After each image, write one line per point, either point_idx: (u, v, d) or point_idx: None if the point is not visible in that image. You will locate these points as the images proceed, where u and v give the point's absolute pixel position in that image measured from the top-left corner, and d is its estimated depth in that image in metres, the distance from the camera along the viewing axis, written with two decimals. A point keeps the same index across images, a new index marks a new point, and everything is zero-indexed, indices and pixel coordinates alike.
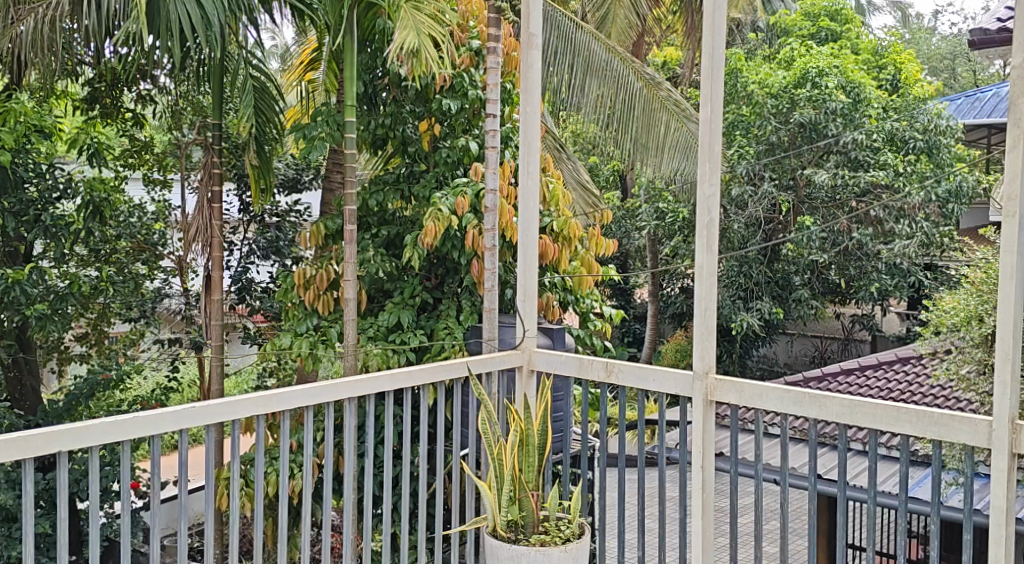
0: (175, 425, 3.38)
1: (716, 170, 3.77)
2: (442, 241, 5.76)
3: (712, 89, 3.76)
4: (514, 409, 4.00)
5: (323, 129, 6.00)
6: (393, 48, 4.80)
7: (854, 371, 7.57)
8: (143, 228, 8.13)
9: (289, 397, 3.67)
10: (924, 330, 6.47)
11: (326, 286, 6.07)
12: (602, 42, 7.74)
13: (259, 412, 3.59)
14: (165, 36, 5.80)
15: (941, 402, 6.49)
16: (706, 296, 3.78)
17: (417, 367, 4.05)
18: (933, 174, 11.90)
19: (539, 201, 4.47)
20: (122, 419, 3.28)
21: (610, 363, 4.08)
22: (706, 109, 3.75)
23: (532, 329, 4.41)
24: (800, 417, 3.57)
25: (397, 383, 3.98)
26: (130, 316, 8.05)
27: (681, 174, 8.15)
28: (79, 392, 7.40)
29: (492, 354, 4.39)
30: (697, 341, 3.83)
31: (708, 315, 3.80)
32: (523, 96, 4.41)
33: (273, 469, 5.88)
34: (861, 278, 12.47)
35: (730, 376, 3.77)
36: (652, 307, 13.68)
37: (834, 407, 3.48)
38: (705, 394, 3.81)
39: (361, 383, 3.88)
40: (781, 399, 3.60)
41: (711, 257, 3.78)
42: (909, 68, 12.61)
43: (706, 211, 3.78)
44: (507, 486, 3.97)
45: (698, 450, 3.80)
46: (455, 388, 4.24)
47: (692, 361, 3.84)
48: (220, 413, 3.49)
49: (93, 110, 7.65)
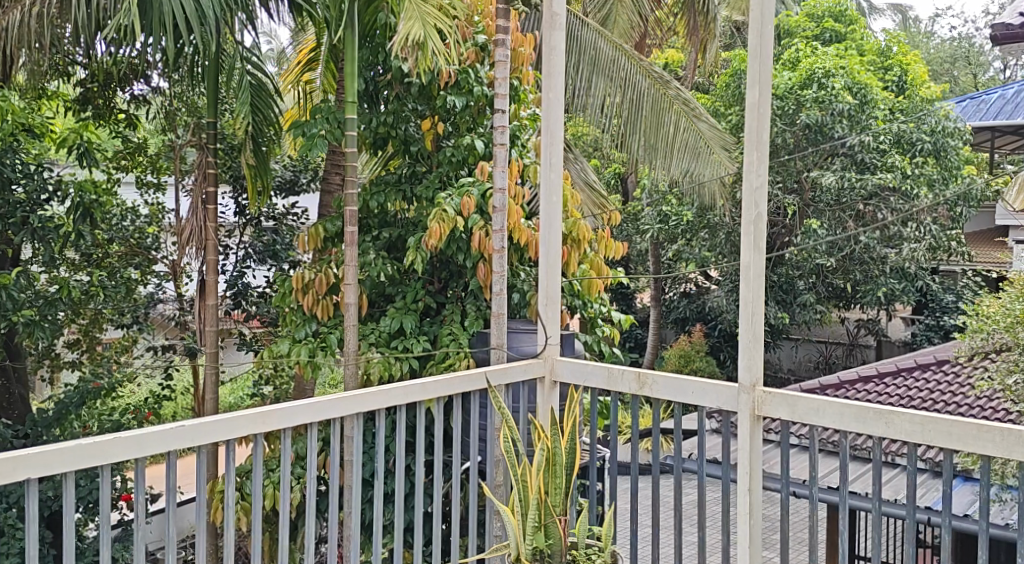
0: (158, 447, 3.17)
1: (764, 159, 3.57)
2: (447, 243, 5.53)
3: (759, 67, 3.56)
4: (538, 426, 3.78)
5: (322, 127, 5.77)
6: (398, 40, 4.59)
7: (872, 379, 7.31)
8: (135, 232, 7.94)
9: (291, 410, 3.46)
10: (962, 335, 6.22)
11: (326, 290, 5.83)
12: (609, 40, 7.66)
13: (252, 430, 3.37)
14: (159, 29, 5.52)
15: (975, 411, 6.27)
16: (752, 298, 3.57)
17: (429, 378, 3.83)
18: (940, 177, 11.69)
19: (562, 196, 4.26)
20: (100, 441, 3.07)
21: (643, 374, 3.87)
22: (754, 92, 3.56)
23: (555, 336, 4.20)
24: (863, 433, 3.35)
25: (408, 396, 3.76)
26: (122, 321, 7.86)
27: (690, 177, 7.87)
28: (69, 401, 7.21)
29: (512, 363, 4.17)
30: (742, 350, 3.62)
31: (754, 321, 3.59)
32: (544, 83, 4.24)
33: (269, 482, 5.65)
34: (867, 283, 12.08)
35: (779, 389, 3.55)
36: (654, 311, 13.47)
37: (905, 425, 3.26)
38: (753, 408, 3.61)
39: (371, 395, 3.66)
40: (840, 415, 3.39)
41: (759, 255, 3.57)
42: (915, 70, 12.46)
43: (753, 205, 3.58)
44: (533, 511, 3.72)
45: (745, 470, 3.59)
46: (471, 401, 4.02)
47: (738, 373, 3.63)
48: (210, 432, 3.28)
49: (86, 111, 7.45)
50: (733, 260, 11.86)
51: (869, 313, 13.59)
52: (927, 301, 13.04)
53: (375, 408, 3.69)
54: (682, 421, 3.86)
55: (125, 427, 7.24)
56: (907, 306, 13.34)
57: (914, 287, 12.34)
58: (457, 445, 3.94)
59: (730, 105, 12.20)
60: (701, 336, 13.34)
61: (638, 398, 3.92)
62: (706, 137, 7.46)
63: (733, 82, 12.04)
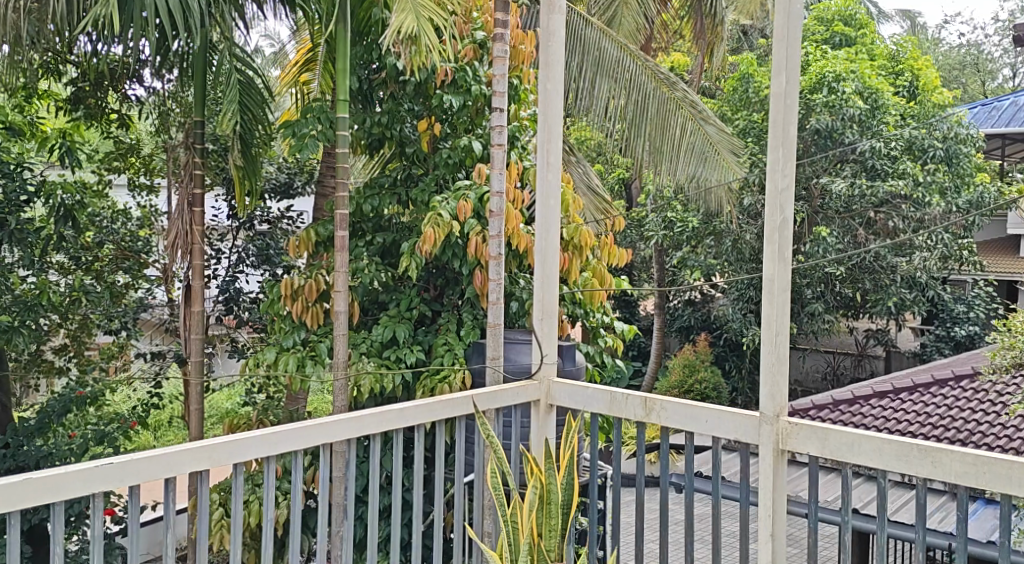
0: (80, 489, 2.83)
1: (790, 159, 3.31)
2: (442, 249, 5.28)
3: (787, 53, 3.31)
4: (533, 458, 3.53)
5: (314, 127, 5.53)
6: (389, 33, 4.33)
7: (888, 395, 6.99)
8: (127, 235, 7.69)
9: (250, 444, 3.16)
10: (991, 352, 5.90)
11: (315, 297, 5.57)
12: (613, 39, 7.41)
13: (200, 466, 3.05)
14: (140, 21, 5.32)
15: (999, 433, 5.99)
16: (776, 314, 3.32)
17: (410, 404, 3.56)
18: (952, 185, 11.43)
19: (561, 200, 4.01)
20: (10, 484, 2.73)
21: (650, 400, 3.62)
22: (782, 80, 3.30)
23: (552, 355, 3.95)
24: (904, 473, 3.10)
25: (384, 424, 3.47)
26: (111, 327, 7.60)
27: (696, 182, 7.56)
28: (52, 409, 6.93)
29: (506, 385, 3.91)
30: (764, 375, 3.36)
31: (778, 344, 3.33)
32: (543, 75, 4.01)
33: (254, 498, 5.39)
34: (877, 292, 11.75)
35: (807, 421, 3.29)
36: (659, 319, 13.06)
37: (955, 465, 3.00)
38: (776, 442, 3.35)
39: (341, 424, 3.36)
40: (878, 452, 3.13)
41: (784, 266, 3.32)
42: (927, 75, 12.19)
43: (778, 211, 3.33)
44: (526, 556, 3.47)
45: (767, 502, 3.34)
46: (460, 425, 3.76)
47: (760, 401, 3.38)
48: (147, 470, 2.95)
49: (78, 111, 7.25)
50: (740, 269, 11.57)
51: (878, 323, 13.29)
52: (938, 310, 12.75)
53: (349, 436, 3.41)
54: (692, 447, 3.62)
55: (111, 437, 6.97)
56: (918, 316, 13.06)
57: (926, 297, 12.01)
58: (441, 471, 3.69)
59: (737, 110, 11.95)
60: (706, 346, 13.03)
61: (644, 425, 3.67)
62: (714, 141, 7.19)
63: (740, 87, 11.81)
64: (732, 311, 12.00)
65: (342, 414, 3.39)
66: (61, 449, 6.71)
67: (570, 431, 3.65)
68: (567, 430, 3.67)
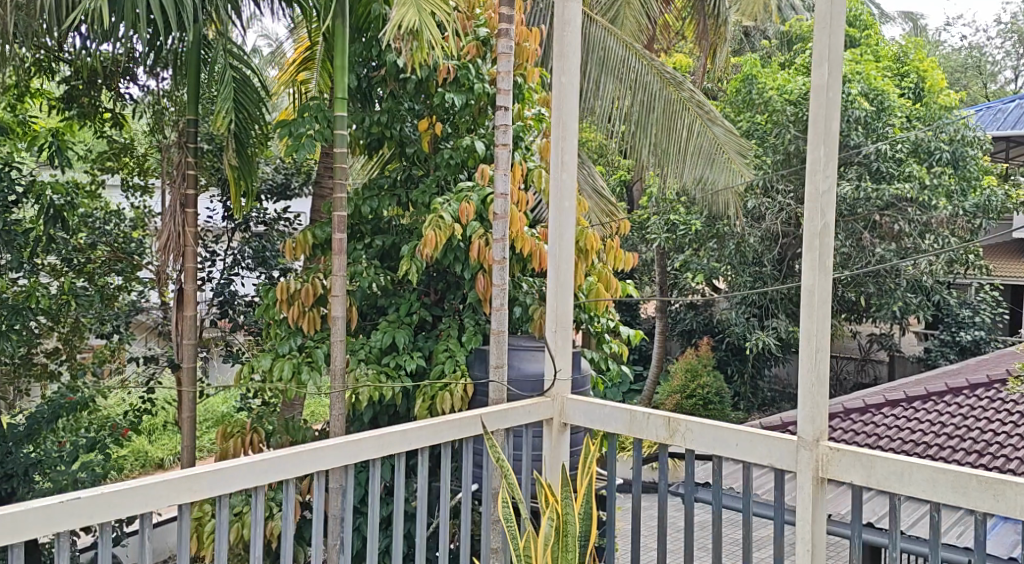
0: (45, 527, 2.75)
1: (832, 158, 3.23)
2: (443, 253, 5.12)
3: (830, 41, 3.22)
4: (548, 486, 3.41)
5: (312, 126, 5.37)
6: (390, 28, 4.16)
7: (900, 403, 6.82)
8: (120, 236, 7.50)
9: (232, 474, 3.06)
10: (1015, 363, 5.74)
11: (312, 302, 5.42)
12: (619, 38, 7.25)
13: (179, 499, 2.96)
14: (132, 16, 5.17)
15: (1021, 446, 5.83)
16: (816, 328, 3.24)
17: (413, 426, 3.45)
18: (959, 188, 11.28)
19: (575, 204, 3.89)
20: None
21: (673, 420, 3.53)
22: (826, 70, 3.21)
23: (565, 369, 3.83)
24: (961, 506, 3.02)
25: (382, 449, 3.37)
26: (103, 331, 7.42)
27: (703, 184, 7.41)
28: (41, 415, 6.72)
29: (517, 402, 3.80)
30: (804, 396, 3.27)
31: (819, 360, 3.25)
32: (558, 65, 3.88)
33: (246, 508, 5.22)
34: (881, 296, 11.48)
35: (851, 448, 3.21)
36: (660, 324, 12.87)
37: (1019, 499, 2.92)
38: (815, 469, 3.26)
39: (335, 451, 3.26)
40: (931, 482, 3.05)
41: (826, 276, 3.24)
42: (934, 77, 12.03)
43: (819, 215, 3.24)
44: None
45: (807, 526, 3.27)
46: (467, 447, 3.64)
47: (799, 425, 3.29)
48: (117, 506, 2.86)
49: (71, 110, 7.08)
50: (744, 272, 11.41)
51: (881, 328, 13.12)
52: (943, 314, 12.57)
53: (344, 461, 3.30)
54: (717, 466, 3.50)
55: (101, 444, 6.78)
56: (922, 321, 12.88)
57: (931, 302, 11.83)
58: (446, 479, 3.53)
59: (740, 111, 11.79)
60: (709, 351, 12.80)
61: (667, 447, 3.57)
62: (722, 142, 7.03)
63: (743, 88, 11.65)
64: (735, 315, 11.81)
65: (336, 439, 3.29)
66: (50, 457, 6.54)
67: (589, 454, 3.52)
68: (586, 452, 3.54)
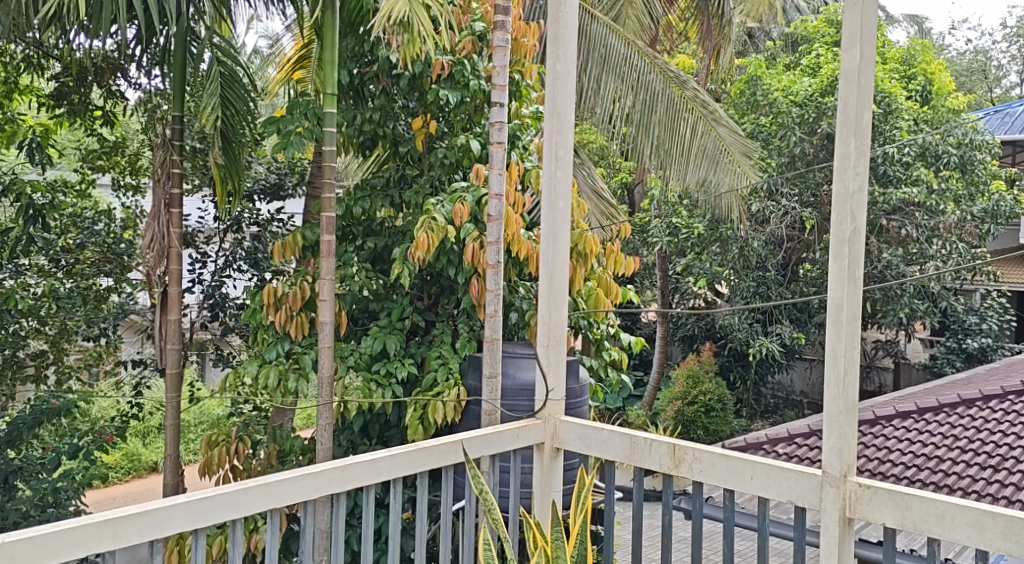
0: None
1: (862, 152, 3.05)
2: (436, 256, 4.94)
3: (861, 22, 3.06)
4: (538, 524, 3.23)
5: (301, 123, 5.16)
6: (379, 18, 3.95)
7: (911, 415, 6.59)
8: (109, 236, 7.29)
9: (166, 517, 2.84)
10: None
11: (300, 306, 5.20)
12: (620, 35, 7.04)
13: (104, 547, 2.74)
14: (114, 9, 4.97)
15: None
16: (844, 346, 3.05)
17: (385, 454, 3.24)
18: (967, 193, 11.15)
19: (572, 207, 3.70)
20: None
21: (678, 447, 3.35)
22: (856, 53, 3.04)
23: (559, 386, 3.65)
24: (1009, 553, 2.82)
25: (347, 480, 3.16)
26: (90, 334, 7.21)
27: (706, 187, 7.21)
28: (22, 421, 6.47)
29: (508, 425, 3.60)
30: (830, 427, 3.08)
31: (847, 385, 3.06)
32: (553, 52, 3.70)
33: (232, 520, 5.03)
34: (887, 303, 11.23)
35: (883, 486, 3.01)
36: (662, 329, 12.62)
37: None
38: (842, 508, 3.06)
39: (291, 485, 3.05)
40: (978, 528, 2.86)
41: (854, 288, 3.05)
42: (941, 80, 11.77)
43: (845, 219, 3.06)
44: None
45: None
46: (450, 473, 3.44)
47: (826, 459, 3.09)
48: (36, 554, 2.66)
49: (60, 107, 6.90)
50: (744, 278, 11.23)
51: (886, 333, 12.90)
52: (948, 320, 12.36)
53: (306, 496, 3.09)
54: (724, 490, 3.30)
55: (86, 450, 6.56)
56: (928, 327, 12.66)
57: (938, 308, 11.58)
58: (425, 504, 3.32)
59: (744, 113, 11.60)
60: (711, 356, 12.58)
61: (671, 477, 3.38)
62: (726, 144, 6.84)
63: (747, 89, 11.44)
64: (738, 321, 11.56)
65: (295, 471, 3.07)
66: (32, 464, 6.33)
67: (584, 487, 3.33)
68: (583, 483, 3.35)
